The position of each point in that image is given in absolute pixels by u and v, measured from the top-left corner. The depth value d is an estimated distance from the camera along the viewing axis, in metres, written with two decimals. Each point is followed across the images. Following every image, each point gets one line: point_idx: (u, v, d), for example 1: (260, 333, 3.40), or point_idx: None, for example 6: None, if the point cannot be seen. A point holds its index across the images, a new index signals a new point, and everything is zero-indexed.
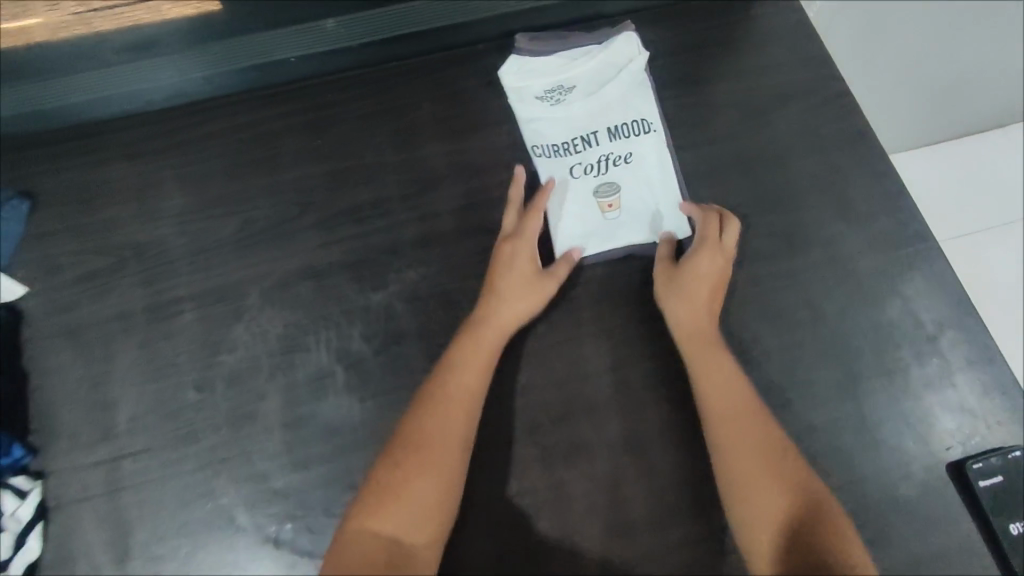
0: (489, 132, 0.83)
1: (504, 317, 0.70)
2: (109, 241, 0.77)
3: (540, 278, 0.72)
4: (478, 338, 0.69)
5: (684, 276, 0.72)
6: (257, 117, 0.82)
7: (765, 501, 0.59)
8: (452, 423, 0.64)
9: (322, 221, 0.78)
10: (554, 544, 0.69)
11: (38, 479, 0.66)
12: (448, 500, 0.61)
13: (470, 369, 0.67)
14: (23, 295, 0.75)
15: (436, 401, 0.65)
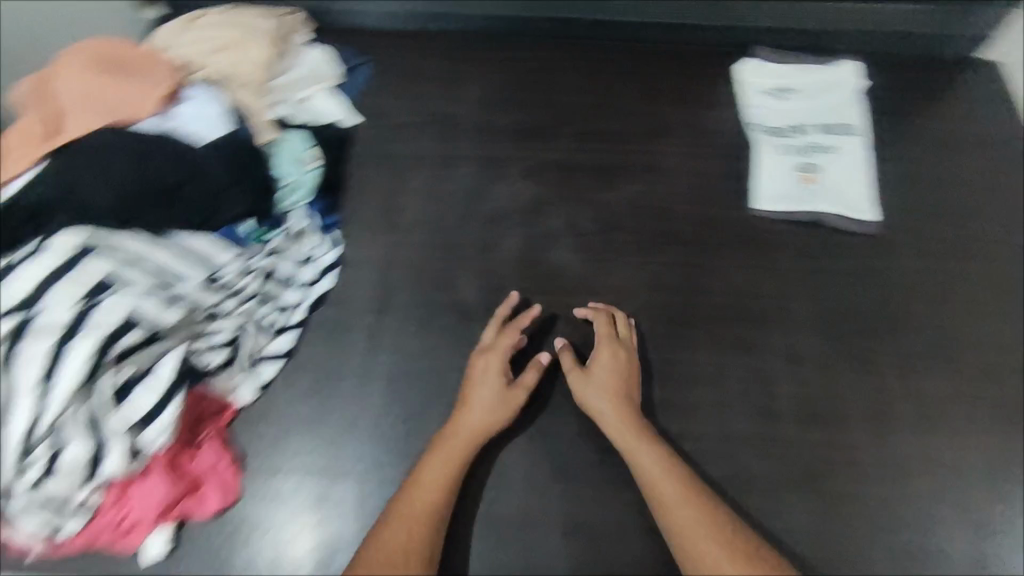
0: (718, 105, 1.02)
1: (472, 426, 0.72)
2: (419, 106, 1.02)
3: (510, 389, 0.76)
4: (443, 447, 0.72)
5: (595, 374, 0.77)
6: (544, 55, 1.07)
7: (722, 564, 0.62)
8: (423, 501, 0.67)
9: (576, 135, 1.00)
10: (709, 412, 0.80)
11: (340, 244, 0.88)
12: (431, 535, 0.65)
13: (435, 469, 0.70)
14: (358, 125, 0.99)
15: (409, 504, 0.67)
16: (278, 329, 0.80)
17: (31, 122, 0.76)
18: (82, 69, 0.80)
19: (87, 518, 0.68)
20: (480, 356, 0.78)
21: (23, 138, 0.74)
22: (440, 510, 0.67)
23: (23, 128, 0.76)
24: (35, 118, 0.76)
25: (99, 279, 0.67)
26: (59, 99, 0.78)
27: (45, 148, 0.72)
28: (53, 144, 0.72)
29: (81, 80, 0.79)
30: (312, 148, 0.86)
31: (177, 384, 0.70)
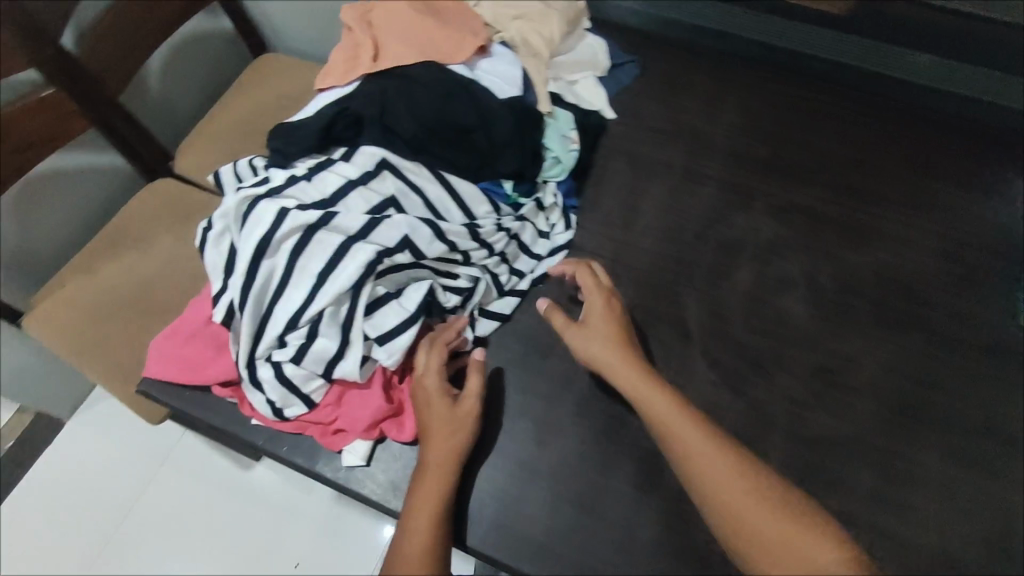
0: (1002, 196, 0.92)
1: (444, 446, 0.68)
2: (675, 112, 1.00)
3: (458, 405, 0.70)
4: (424, 473, 0.68)
5: (591, 321, 0.74)
6: (817, 91, 1.01)
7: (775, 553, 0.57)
8: (424, 528, 0.64)
9: (835, 183, 0.93)
10: (929, 521, 0.71)
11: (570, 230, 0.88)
12: (441, 498, 0.66)
13: (424, 496, 0.66)
14: (611, 119, 0.99)
15: (404, 525, 0.65)
16: (505, 290, 0.82)
17: (353, 47, 0.84)
18: (401, 6, 0.86)
19: (307, 409, 0.71)
20: (419, 385, 0.71)
21: (345, 60, 0.82)
22: (444, 491, 0.67)
23: (345, 52, 0.84)
24: (357, 45, 0.84)
25: (385, 197, 0.72)
26: (378, 31, 0.85)
27: (363, 73, 0.79)
28: (371, 70, 0.79)
29: (399, 17, 0.85)
30: (573, 128, 0.89)
31: (417, 314, 0.71)
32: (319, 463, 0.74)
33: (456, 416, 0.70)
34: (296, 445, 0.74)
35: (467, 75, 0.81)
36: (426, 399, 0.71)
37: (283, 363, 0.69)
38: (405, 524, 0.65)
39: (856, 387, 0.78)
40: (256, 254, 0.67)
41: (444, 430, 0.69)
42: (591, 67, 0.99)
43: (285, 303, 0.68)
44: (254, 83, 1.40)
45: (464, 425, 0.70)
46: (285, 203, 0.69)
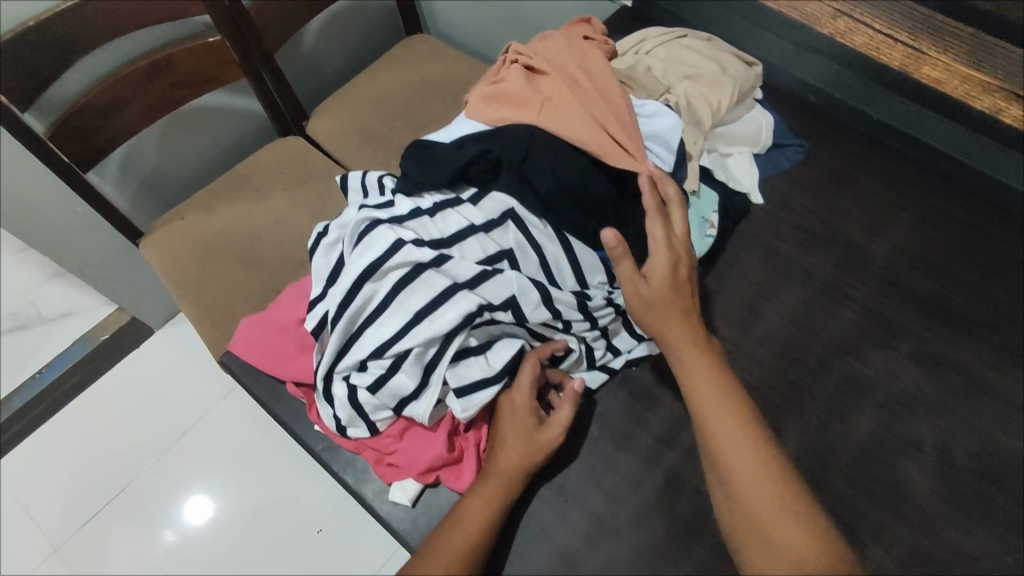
0: None
1: (509, 463, 0.67)
2: (831, 216, 0.90)
3: (541, 428, 0.69)
4: (480, 485, 0.67)
5: (651, 267, 0.69)
6: (1008, 233, 0.88)
7: (737, 456, 0.61)
8: (460, 538, 0.63)
9: (1000, 346, 0.80)
10: None
11: None
12: (494, 511, 0.66)
13: (472, 509, 0.65)
14: (758, 204, 0.92)
15: (444, 530, 0.65)
16: (596, 364, 0.77)
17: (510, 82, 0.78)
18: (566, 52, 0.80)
19: (370, 434, 0.70)
20: (505, 396, 0.70)
21: (506, 95, 0.76)
22: (496, 510, 0.66)
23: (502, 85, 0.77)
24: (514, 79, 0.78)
25: (503, 248, 0.70)
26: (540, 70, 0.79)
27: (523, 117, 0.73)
28: (537, 116, 0.73)
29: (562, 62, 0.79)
30: (714, 211, 0.85)
31: (502, 374, 0.69)
32: (365, 489, 0.73)
33: (537, 437, 0.69)
34: (349, 464, 0.73)
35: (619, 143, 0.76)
36: (513, 413, 0.70)
37: (359, 388, 0.68)
38: (446, 529, 0.65)
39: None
40: (362, 276, 0.67)
41: (518, 450, 0.68)
42: (751, 143, 0.92)
43: (376, 329, 0.67)
44: (400, 63, 1.40)
45: (543, 451, 0.69)
46: (403, 234, 0.68)
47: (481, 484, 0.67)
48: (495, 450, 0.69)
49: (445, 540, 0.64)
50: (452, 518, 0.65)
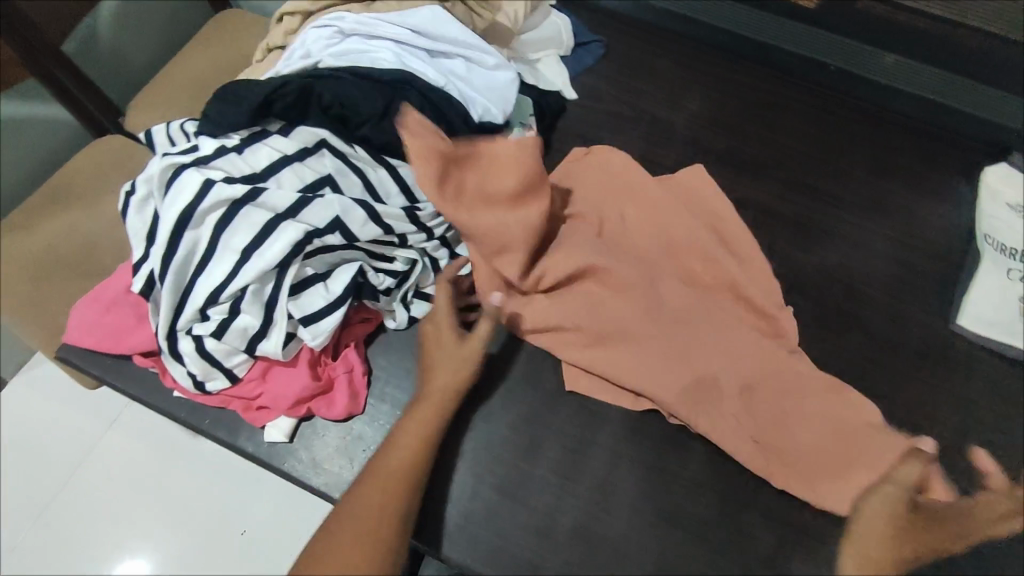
0: (946, 204, 0.93)
1: (442, 383, 0.69)
2: (637, 99, 0.99)
3: (462, 342, 0.71)
4: (416, 407, 0.69)
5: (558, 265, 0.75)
6: (781, 87, 1.00)
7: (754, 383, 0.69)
8: (400, 458, 0.65)
9: (788, 180, 0.94)
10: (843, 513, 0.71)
11: None
12: (428, 431, 0.67)
13: (410, 430, 0.67)
14: (572, 100, 0.98)
15: (384, 453, 0.66)
16: (444, 274, 0.81)
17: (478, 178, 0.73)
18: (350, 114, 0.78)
19: (229, 383, 0.71)
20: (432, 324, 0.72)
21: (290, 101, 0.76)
22: (431, 430, 0.67)
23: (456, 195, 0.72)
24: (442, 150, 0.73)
25: (321, 175, 0.70)
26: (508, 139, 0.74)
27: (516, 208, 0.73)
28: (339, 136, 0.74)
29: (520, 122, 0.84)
30: (530, 115, 0.88)
31: (344, 297, 0.71)
32: (238, 439, 0.74)
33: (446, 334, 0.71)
34: (218, 419, 0.74)
35: (442, 87, 0.75)
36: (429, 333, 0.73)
37: (203, 337, 0.68)
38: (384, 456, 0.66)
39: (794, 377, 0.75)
40: (178, 225, 0.65)
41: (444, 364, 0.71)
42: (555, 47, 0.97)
43: (207, 277, 0.67)
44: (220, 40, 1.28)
45: (465, 364, 0.71)
46: (212, 175, 0.67)
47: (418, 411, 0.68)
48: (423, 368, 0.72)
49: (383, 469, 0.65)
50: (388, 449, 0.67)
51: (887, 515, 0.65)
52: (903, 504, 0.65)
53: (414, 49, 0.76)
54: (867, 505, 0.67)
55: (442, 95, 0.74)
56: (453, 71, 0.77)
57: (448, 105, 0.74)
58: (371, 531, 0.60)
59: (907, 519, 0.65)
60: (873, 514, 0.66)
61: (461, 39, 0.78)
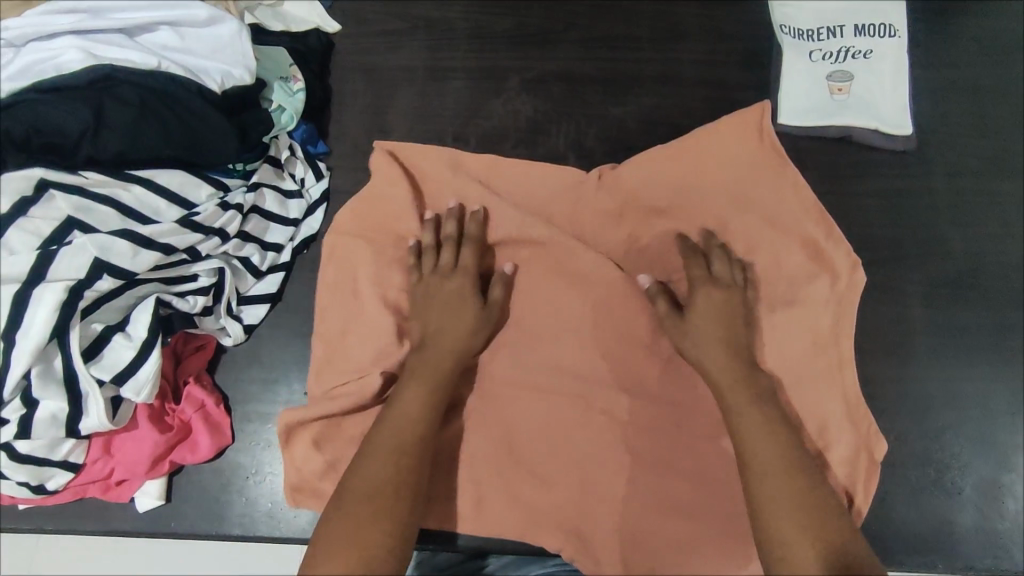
0: (739, 9, 0.91)
1: (459, 346, 0.70)
2: (406, 8, 0.90)
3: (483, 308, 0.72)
4: (433, 358, 0.69)
5: (687, 321, 0.72)
6: None
7: (749, 429, 0.66)
8: (411, 400, 0.66)
9: (583, 40, 0.89)
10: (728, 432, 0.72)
11: (324, 180, 0.79)
12: (441, 400, 0.67)
13: (419, 410, 0.66)
14: (338, 32, 0.88)
15: (381, 442, 0.63)
16: (265, 270, 0.74)
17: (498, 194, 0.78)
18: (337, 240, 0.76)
19: (73, 473, 0.64)
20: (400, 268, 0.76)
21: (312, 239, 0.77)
22: (434, 400, 0.67)
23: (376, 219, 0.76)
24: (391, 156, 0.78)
25: (61, 221, 0.61)
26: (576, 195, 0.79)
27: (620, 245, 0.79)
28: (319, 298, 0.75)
29: (760, 149, 0.78)
30: (290, 65, 0.79)
31: (153, 338, 0.64)
32: (117, 518, 0.69)
33: (458, 331, 0.70)
34: (89, 509, 0.69)
35: (155, 68, 0.65)
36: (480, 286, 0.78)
37: (11, 443, 0.60)
38: (359, 506, 0.59)
39: (724, 274, 0.74)
40: None
41: (474, 330, 0.71)
42: None
43: None
44: None
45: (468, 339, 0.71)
46: None
47: (423, 376, 0.67)
48: (418, 347, 0.70)
49: (366, 482, 0.60)
50: (361, 492, 0.59)
51: (764, 422, 0.66)
52: (784, 446, 0.65)
53: (106, 34, 0.65)
54: (734, 409, 0.68)
55: (161, 79, 0.65)
56: (165, 47, 0.67)
57: (174, 88, 0.66)
58: (357, 552, 0.56)
59: (734, 323, 0.72)
60: (775, 467, 0.63)
61: (160, 5, 0.67)
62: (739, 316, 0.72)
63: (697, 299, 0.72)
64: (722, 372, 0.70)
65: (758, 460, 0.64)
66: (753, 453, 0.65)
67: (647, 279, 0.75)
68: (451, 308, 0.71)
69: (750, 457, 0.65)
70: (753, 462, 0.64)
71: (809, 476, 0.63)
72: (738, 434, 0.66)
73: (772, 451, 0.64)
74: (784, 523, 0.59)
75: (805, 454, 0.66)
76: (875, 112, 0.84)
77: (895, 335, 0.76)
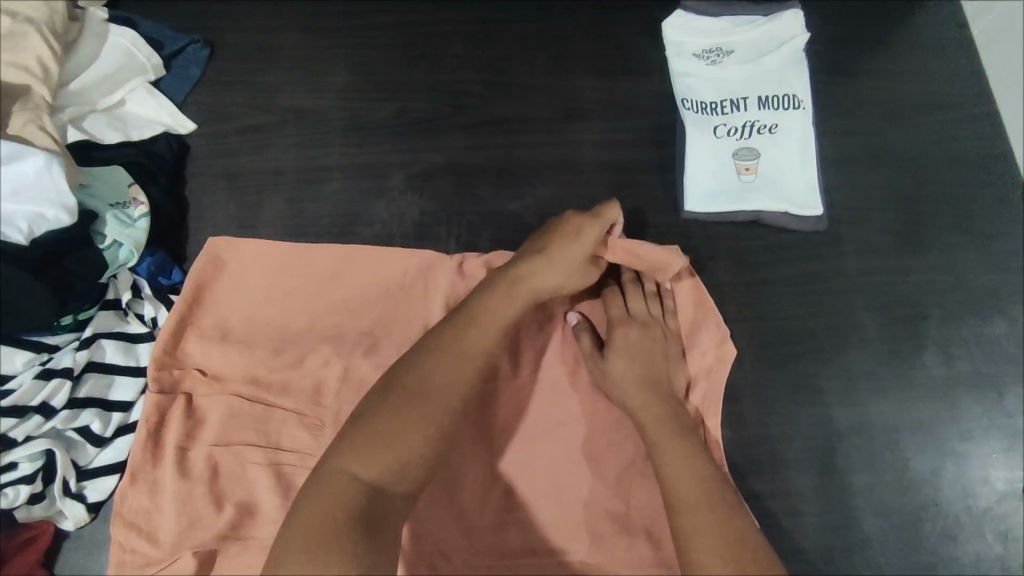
0: (639, 82, 0.85)
1: (498, 302, 0.65)
2: (271, 100, 0.80)
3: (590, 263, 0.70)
4: (463, 330, 0.62)
5: (606, 359, 0.71)
6: (430, 17, 0.85)
7: (669, 461, 0.64)
8: (440, 362, 0.60)
9: (473, 124, 0.81)
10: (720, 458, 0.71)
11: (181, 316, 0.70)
12: (483, 352, 0.62)
13: (449, 361, 0.60)
14: (193, 132, 0.77)
15: (406, 399, 0.57)
16: (110, 436, 0.64)
17: (367, 314, 0.71)
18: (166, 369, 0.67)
19: None
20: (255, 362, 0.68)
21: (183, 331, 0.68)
22: (494, 336, 0.63)
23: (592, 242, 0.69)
24: (230, 301, 0.71)
25: None
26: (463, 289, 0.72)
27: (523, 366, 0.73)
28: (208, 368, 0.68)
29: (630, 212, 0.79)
30: (132, 186, 0.68)
31: None
32: None
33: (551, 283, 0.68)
34: None
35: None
36: None
37: None
38: (409, 400, 0.58)
39: (643, 310, 0.75)
40: None
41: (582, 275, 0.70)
42: (136, 74, 0.75)
43: None
44: None
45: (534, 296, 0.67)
46: None
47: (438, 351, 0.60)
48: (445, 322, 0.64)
49: (367, 443, 0.55)
50: (405, 392, 0.58)
51: (685, 450, 0.64)
52: (702, 475, 0.62)
53: None
54: (660, 451, 0.65)
55: None
56: None
57: None
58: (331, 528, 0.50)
59: (654, 358, 0.71)
60: (693, 499, 0.61)
61: None
62: (661, 349, 0.72)
63: (615, 338, 0.72)
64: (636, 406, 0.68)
65: (677, 489, 0.62)
66: (674, 489, 0.62)
67: (573, 316, 0.74)
68: (564, 256, 0.68)
69: (668, 491, 0.63)
70: (674, 498, 0.62)
71: (734, 510, 0.60)
72: (660, 468, 0.64)
73: (688, 482, 0.62)
74: (702, 557, 0.57)
75: (729, 485, 0.62)
76: (784, 192, 0.79)
77: (817, 438, 0.72)
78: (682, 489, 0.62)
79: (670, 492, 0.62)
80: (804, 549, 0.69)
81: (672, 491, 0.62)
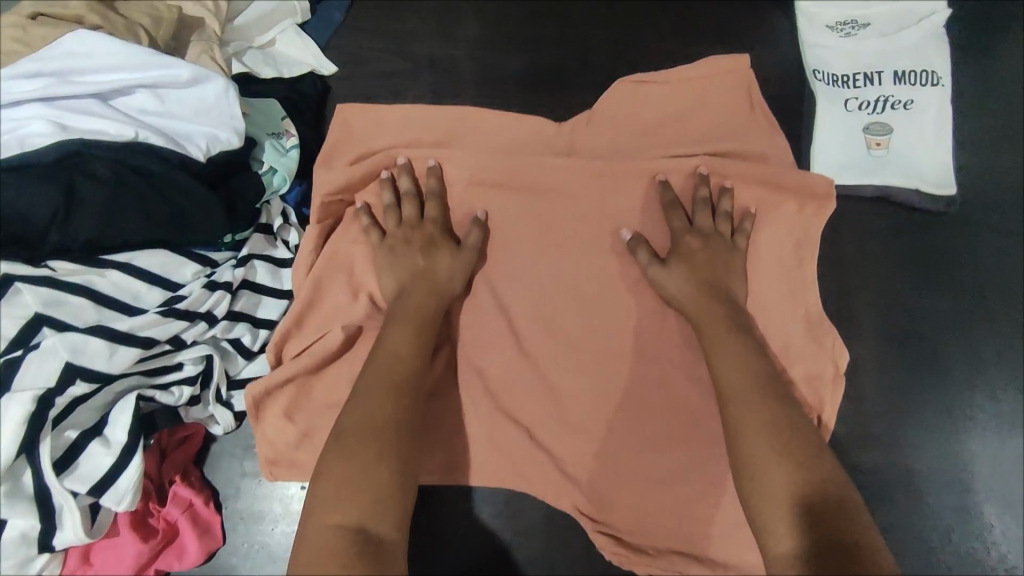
0: (769, 51, 0.84)
1: (389, 354, 0.60)
2: (407, 47, 0.82)
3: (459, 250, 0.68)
4: (371, 380, 0.58)
5: (696, 235, 0.68)
6: None
7: (726, 367, 0.62)
8: (362, 404, 0.56)
9: (600, 83, 0.82)
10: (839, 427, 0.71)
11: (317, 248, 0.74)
12: (390, 368, 0.59)
13: (360, 412, 0.56)
14: (334, 74, 0.80)
15: (347, 443, 0.54)
16: (257, 350, 0.68)
17: (500, 260, 0.71)
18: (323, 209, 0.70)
19: None
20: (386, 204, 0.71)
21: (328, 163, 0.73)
22: (398, 334, 0.61)
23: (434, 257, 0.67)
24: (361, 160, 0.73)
25: (31, 317, 0.55)
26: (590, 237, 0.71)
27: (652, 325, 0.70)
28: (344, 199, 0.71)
29: (748, 117, 0.75)
30: (284, 119, 0.72)
31: (134, 440, 0.59)
32: None
33: (438, 276, 0.66)
34: None
35: (133, 139, 0.58)
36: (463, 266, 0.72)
37: None
38: (347, 444, 0.54)
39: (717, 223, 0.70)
40: None
41: (436, 283, 0.66)
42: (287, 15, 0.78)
43: None
44: None
45: (435, 287, 0.65)
46: None
47: (365, 387, 0.58)
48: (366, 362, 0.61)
49: (338, 486, 0.51)
50: (347, 438, 0.54)
51: (742, 365, 0.61)
52: (759, 377, 0.60)
53: (77, 100, 0.57)
54: (739, 406, 0.59)
55: (141, 155, 0.58)
56: (143, 112, 0.60)
57: (154, 162, 0.58)
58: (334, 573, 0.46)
59: (727, 256, 0.68)
60: (751, 411, 0.58)
61: (135, 64, 0.58)
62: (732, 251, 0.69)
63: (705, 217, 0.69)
64: (712, 289, 0.66)
65: (731, 404, 0.60)
66: (729, 401, 0.60)
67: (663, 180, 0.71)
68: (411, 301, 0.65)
69: (726, 397, 0.60)
70: (730, 408, 0.60)
71: (794, 416, 0.58)
72: (718, 376, 0.62)
73: (744, 392, 0.59)
74: (763, 468, 0.55)
75: (785, 393, 0.60)
76: (914, 169, 0.78)
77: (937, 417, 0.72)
78: (741, 398, 0.59)
79: (728, 398, 0.60)
80: (918, 523, 0.70)
81: (732, 399, 0.60)
